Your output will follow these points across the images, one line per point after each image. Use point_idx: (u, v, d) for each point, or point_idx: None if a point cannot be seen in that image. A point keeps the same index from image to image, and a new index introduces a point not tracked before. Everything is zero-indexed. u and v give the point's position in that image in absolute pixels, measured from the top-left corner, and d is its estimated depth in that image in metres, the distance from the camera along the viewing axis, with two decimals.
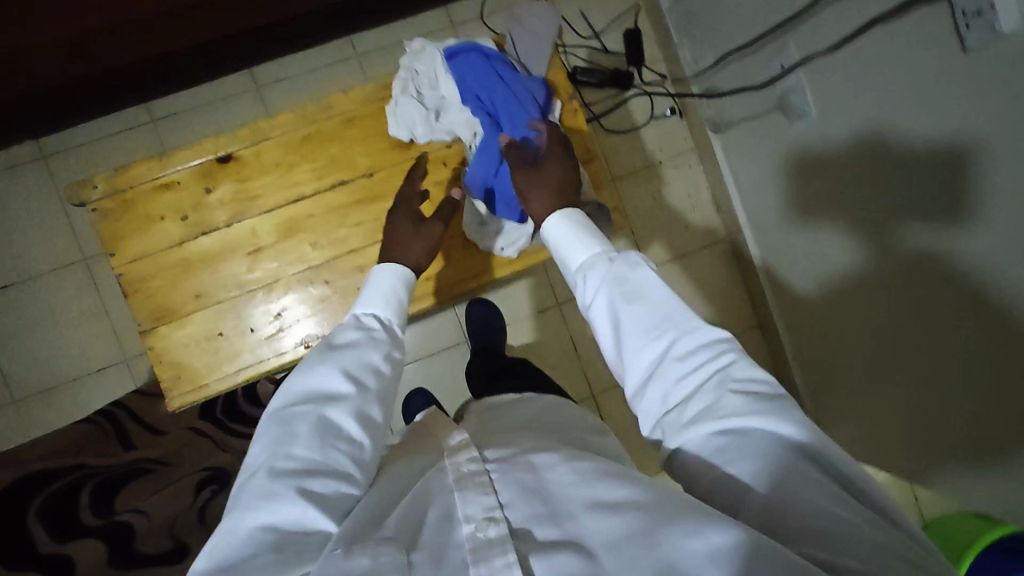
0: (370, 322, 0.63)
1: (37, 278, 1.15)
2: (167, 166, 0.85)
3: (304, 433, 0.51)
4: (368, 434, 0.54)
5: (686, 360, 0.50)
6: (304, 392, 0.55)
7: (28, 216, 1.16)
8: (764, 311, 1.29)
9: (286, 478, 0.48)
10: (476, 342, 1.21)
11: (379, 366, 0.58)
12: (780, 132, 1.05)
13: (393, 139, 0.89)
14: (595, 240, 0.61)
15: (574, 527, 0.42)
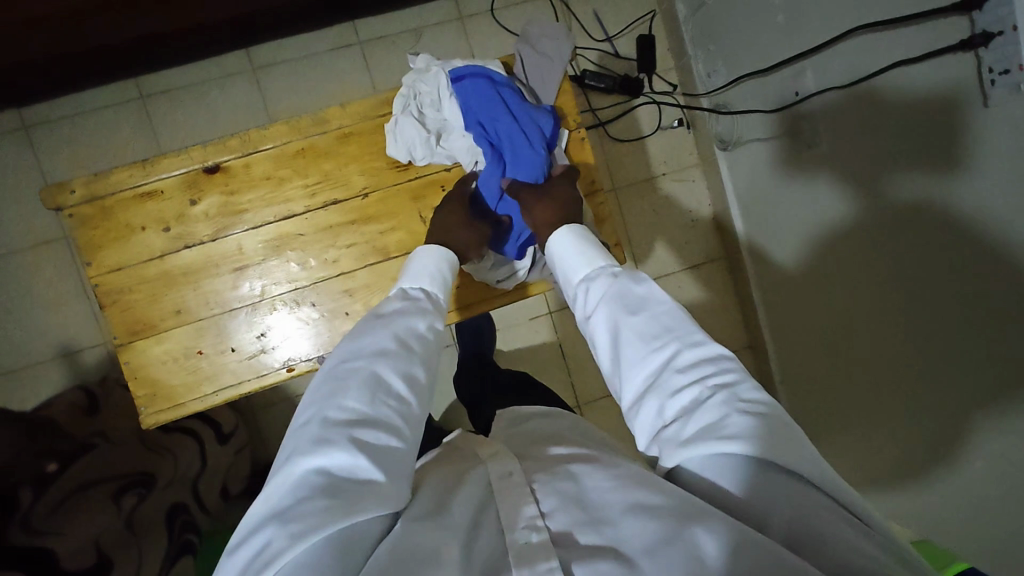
0: (415, 293, 0.62)
1: (15, 254, 1.12)
2: (151, 174, 0.83)
3: (355, 388, 0.49)
4: (415, 395, 0.51)
5: (683, 372, 0.47)
6: (353, 352, 0.53)
7: (8, 189, 1.11)
8: (756, 332, 1.28)
9: (340, 430, 0.46)
10: (465, 348, 1.19)
11: (425, 332, 0.56)
12: (790, 157, 1.03)
13: (391, 159, 0.85)
14: (596, 254, 0.63)
15: (616, 533, 0.41)
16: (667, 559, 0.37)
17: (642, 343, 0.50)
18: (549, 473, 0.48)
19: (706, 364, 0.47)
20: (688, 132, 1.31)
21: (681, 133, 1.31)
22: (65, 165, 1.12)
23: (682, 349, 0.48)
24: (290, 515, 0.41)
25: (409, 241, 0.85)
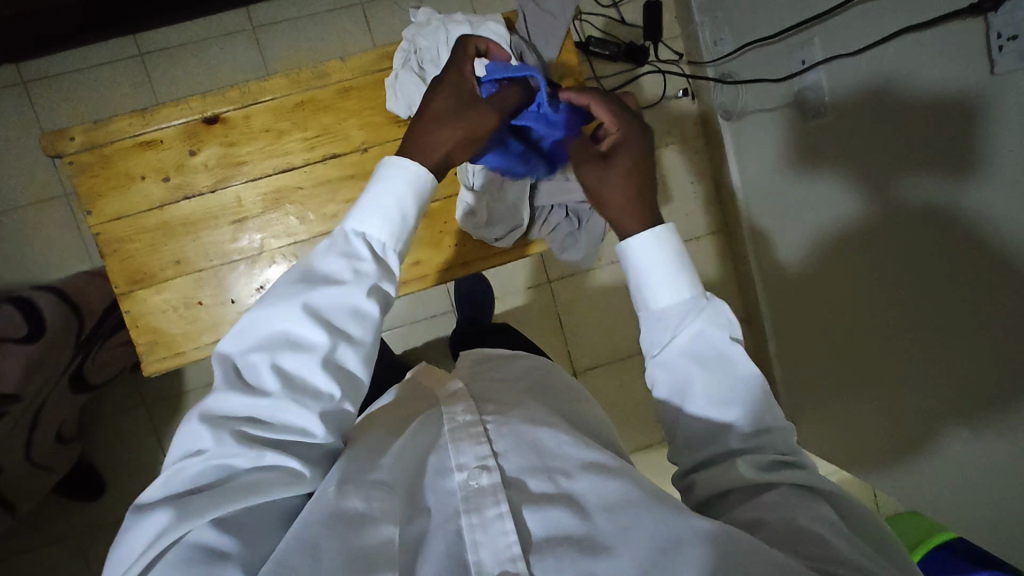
0: (356, 248, 0.52)
1: (15, 210, 1.12)
2: (150, 123, 0.83)
3: (264, 383, 0.46)
4: (339, 385, 0.48)
5: (756, 440, 0.48)
6: (270, 332, 0.48)
7: (7, 145, 1.11)
8: (754, 305, 1.29)
9: (238, 428, 0.45)
10: (463, 312, 1.20)
11: (359, 308, 0.50)
12: (792, 127, 1.03)
13: (390, 113, 0.85)
14: (684, 273, 0.53)
15: (568, 485, 0.47)
16: (622, 518, 0.43)
17: (722, 402, 0.49)
18: (508, 419, 0.53)
19: (783, 438, 0.48)
20: (692, 102, 1.30)
21: (685, 103, 1.29)
22: (64, 121, 1.12)
23: (772, 427, 0.48)
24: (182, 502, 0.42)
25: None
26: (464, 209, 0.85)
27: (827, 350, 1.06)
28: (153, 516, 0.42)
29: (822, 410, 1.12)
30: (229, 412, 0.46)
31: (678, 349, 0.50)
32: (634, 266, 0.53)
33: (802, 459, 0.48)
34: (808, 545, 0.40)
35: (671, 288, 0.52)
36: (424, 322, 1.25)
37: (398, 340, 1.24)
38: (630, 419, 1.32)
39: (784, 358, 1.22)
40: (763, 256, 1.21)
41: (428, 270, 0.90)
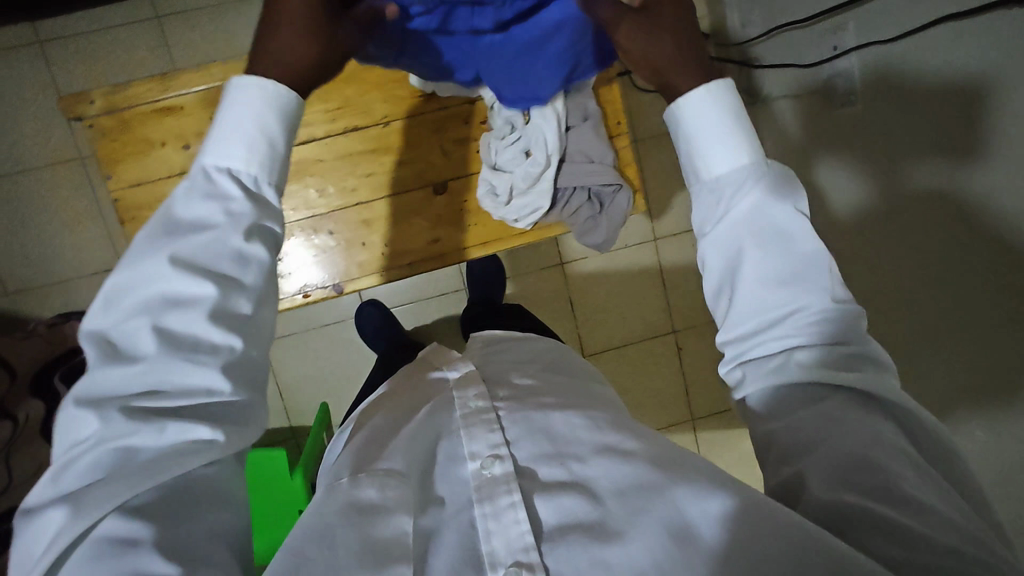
0: (224, 179, 0.46)
1: (32, 173, 1.12)
2: (170, 89, 0.82)
3: (147, 345, 0.42)
4: (234, 331, 0.44)
5: (810, 326, 0.46)
6: (143, 294, 0.43)
7: (23, 106, 1.10)
8: None
9: (125, 403, 0.41)
10: (475, 291, 1.20)
11: (244, 252, 0.45)
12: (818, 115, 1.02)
13: (412, 87, 0.86)
14: (741, 140, 0.49)
15: (582, 470, 0.49)
16: (632, 503, 0.45)
17: (775, 283, 0.47)
18: (519, 408, 0.56)
19: (846, 325, 0.46)
20: None
21: None
22: (80, 83, 1.11)
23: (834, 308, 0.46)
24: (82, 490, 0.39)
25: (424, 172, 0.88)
26: (486, 188, 0.85)
27: None
28: (48, 516, 0.38)
29: None
30: (103, 389, 0.41)
31: (731, 223, 0.48)
32: (685, 132, 0.50)
33: (863, 350, 0.46)
34: (857, 473, 0.39)
35: (727, 156, 0.49)
36: (436, 299, 1.25)
37: (409, 316, 1.24)
38: (639, 402, 1.33)
39: None
40: None
41: (448, 249, 0.89)
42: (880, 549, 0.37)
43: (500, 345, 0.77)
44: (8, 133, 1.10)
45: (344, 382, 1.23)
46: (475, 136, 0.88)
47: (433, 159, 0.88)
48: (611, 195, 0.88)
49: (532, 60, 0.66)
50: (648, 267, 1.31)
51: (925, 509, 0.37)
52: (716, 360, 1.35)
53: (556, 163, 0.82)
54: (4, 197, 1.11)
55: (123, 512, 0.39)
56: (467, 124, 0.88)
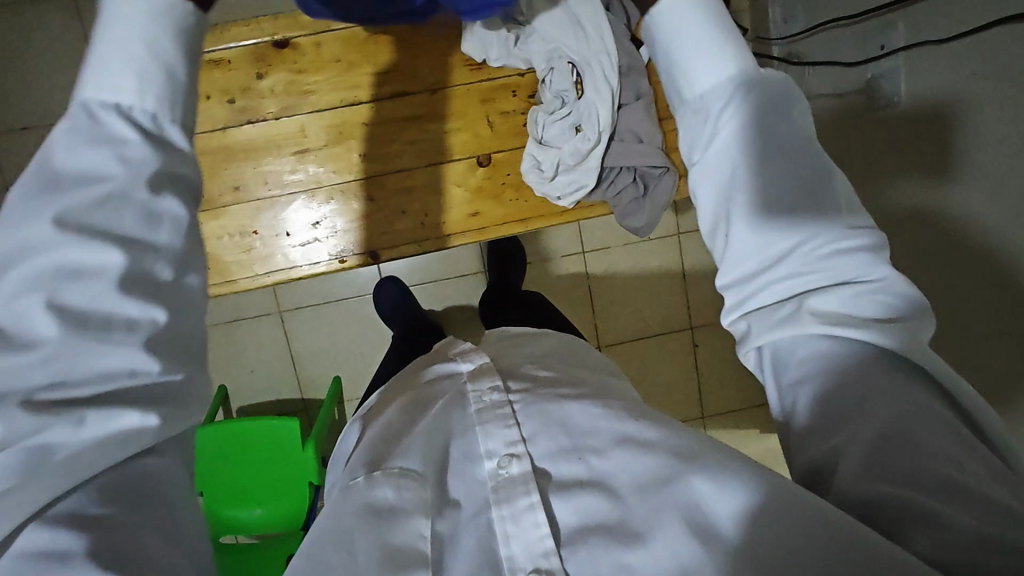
0: (112, 119, 0.40)
1: (57, 127, 1.10)
2: (220, 41, 0.83)
3: (32, 325, 0.36)
4: (153, 299, 0.39)
5: (819, 263, 0.42)
6: (38, 272, 0.36)
7: (52, 59, 1.09)
8: None
9: (27, 396, 0.35)
10: (495, 275, 1.19)
11: (156, 207, 0.39)
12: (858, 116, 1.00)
13: (464, 57, 0.87)
14: (726, 61, 0.47)
15: (602, 464, 0.47)
16: (654, 500, 0.43)
17: (771, 207, 0.44)
18: (535, 401, 0.55)
19: (861, 254, 0.42)
20: None
21: None
22: None
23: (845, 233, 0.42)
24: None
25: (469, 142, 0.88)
26: (531, 163, 0.86)
27: None
28: None
29: None
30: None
31: (718, 145, 0.46)
32: (670, 57, 0.48)
33: (881, 289, 0.41)
34: (892, 454, 0.36)
35: (712, 68, 0.47)
36: (454, 280, 1.24)
37: (425, 296, 1.24)
38: (650, 397, 1.32)
39: None
40: None
41: (486, 223, 0.89)
42: (925, 546, 0.33)
43: (515, 340, 0.77)
44: (33, 85, 1.09)
45: (358, 359, 1.23)
46: (521, 109, 0.88)
47: (478, 130, 0.88)
48: (658, 179, 0.88)
49: None
50: (669, 262, 1.30)
51: (981, 497, 0.33)
52: (730, 358, 1.35)
53: (605, 139, 0.85)
54: (28, 151, 1.10)
55: (53, 512, 0.34)
56: (515, 96, 0.88)
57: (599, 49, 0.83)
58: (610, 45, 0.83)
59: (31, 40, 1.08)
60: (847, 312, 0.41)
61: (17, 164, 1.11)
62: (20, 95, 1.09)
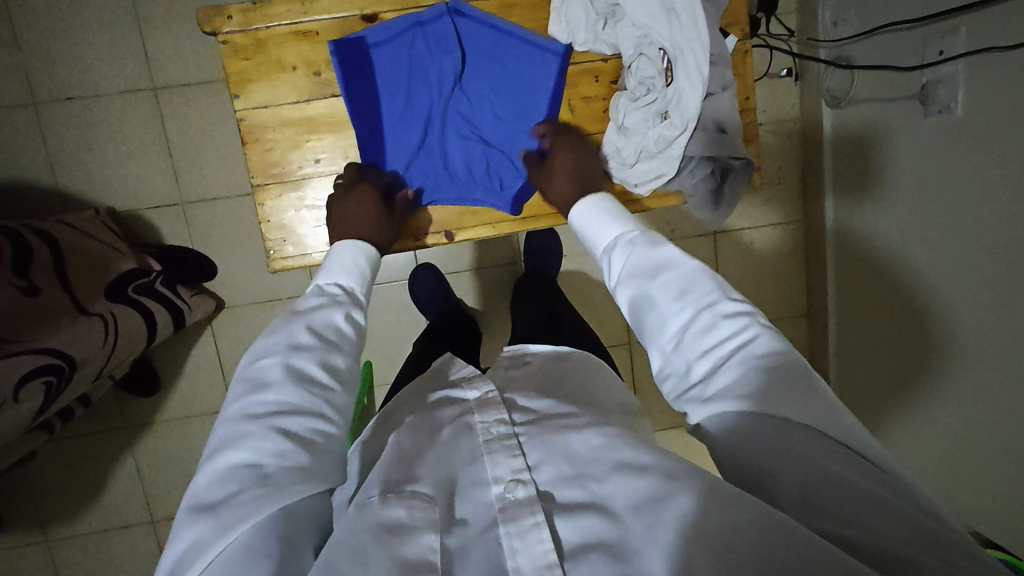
0: (325, 317, 0.59)
1: (103, 98, 1.10)
2: (308, 14, 0.90)
3: (262, 442, 0.48)
4: (326, 411, 0.52)
5: (716, 333, 0.50)
6: (256, 396, 0.52)
7: (101, 29, 1.08)
8: (819, 300, 1.31)
9: (241, 466, 0.48)
10: (531, 266, 1.19)
11: (330, 359, 0.56)
12: (910, 121, 1.00)
13: (552, 38, 0.94)
14: (619, 223, 0.67)
15: (600, 489, 0.45)
16: (650, 517, 0.41)
17: (674, 310, 0.52)
18: (542, 426, 0.51)
19: (748, 333, 0.49)
20: (794, 83, 1.26)
21: (787, 84, 1.25)
22: (161, 13, 1.09)
23: (718, 302, 0.51)
24: (215, 547, 0.44)
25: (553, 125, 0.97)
26: (612, 150, 0.94)
27: (911, 350, 1.06)
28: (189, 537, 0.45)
29: (903, 408, 1.12)
30: (213, 486, 0.47)
31: (625, 284, 0.57)
32: (588, 236, 0.70)
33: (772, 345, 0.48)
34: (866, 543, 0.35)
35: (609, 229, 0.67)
36: (489, 269, 1.24)
37: (459, 284, 1.23)
38: None
39: (847, 349, 1.26)
40: (844, 248, 1.21)
41: None
42: None
43: (529, 373, 0.63)
44: (81, 54, 1.08)
45: (390, 345, 1.23)
46: (602, 93, 0.97)
47: (560, 114, 0.96)
48: (734, 171, 0.93)
49: (475, 78, 0.95)
50: (702, 261, 1.31)
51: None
52: None
53: (692, 128, 0.88)
54: (71, 120, 1.10)
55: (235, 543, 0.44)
56: (598, 82, 0.97)
57: (691, 36, 0.86)
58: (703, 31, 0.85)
59: (80, 9, 1.07)
60: (748, 376, 0.47)
61: (59, 134, 1.10)
62: (68, 65, 1.08)
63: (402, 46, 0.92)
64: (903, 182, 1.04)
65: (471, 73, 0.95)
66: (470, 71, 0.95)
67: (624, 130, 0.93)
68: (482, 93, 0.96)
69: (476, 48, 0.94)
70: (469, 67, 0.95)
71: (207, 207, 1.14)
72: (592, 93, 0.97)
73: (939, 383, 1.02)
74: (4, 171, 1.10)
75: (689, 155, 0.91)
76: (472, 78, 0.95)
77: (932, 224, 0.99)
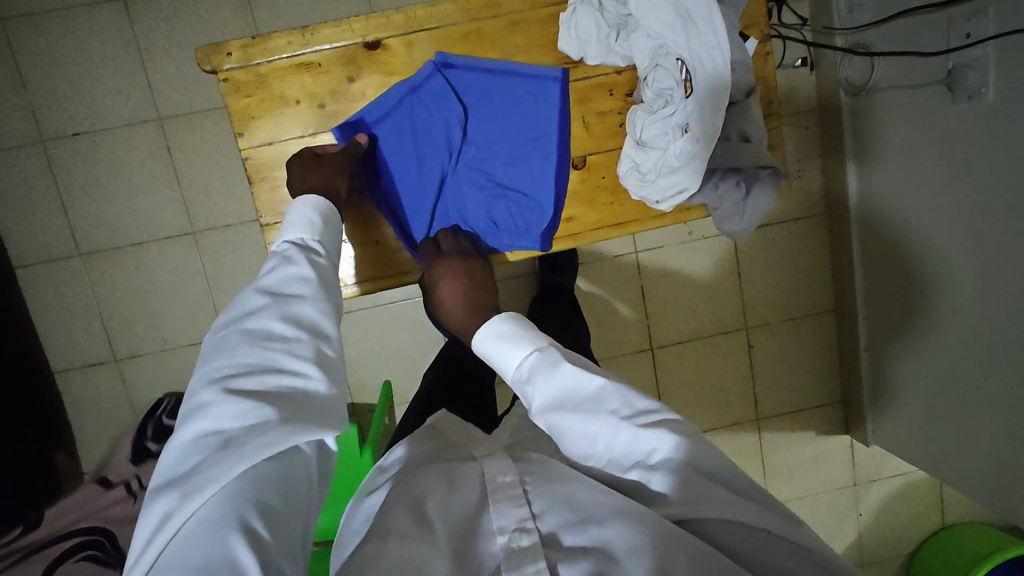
0: (281, 275, 0.55)
1: (110, 131, 1.09)
2: (309, 44, 0.89)
3: (221, 405, 0.45)
4: (301, 362, 0.49)
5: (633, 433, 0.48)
6: (220, 360, 0.49)
7: (103, 63, 1.08)
8: (847, 296, 1.27)
9: (205, 432, 0.45)
10: (546, 278, 1.16)
11: (299, 315, 0.52)
12: (936, 108, 0.96)
13: (561, 53, 0.93)
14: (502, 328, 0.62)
15: (602, 534, 0.43)
16: (646, 563, 0.41)
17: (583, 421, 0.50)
18: (547, 472, 0.50)
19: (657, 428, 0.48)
20: (810, 73, 1.22)
21: (803, 75, 1.22)
22: (162, 42, 1.08)
23: (625, 422, 0.49)
24: (181, 516, 0.40)
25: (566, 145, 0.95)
26: (630, 166, 0.91)
27: (951, 349, 1.02)
28: (158, 507, 0.42)
29: (941, 408, 1.08)
30: (178, 460, 0.44)
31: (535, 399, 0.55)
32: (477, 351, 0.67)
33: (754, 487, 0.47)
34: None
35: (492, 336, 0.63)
36: (503, 282, 1.21)
37: None
38: (704, 399, 1.31)
39: (877, 345, 1.22)
40: (872, 242, 1.17)
41: (580, 226, 0.97)
42: None
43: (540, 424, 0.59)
44: (86, 89, 1.08)
45: (409, 362, 1.21)
46: (617, 107, 0.95)
47: (576, 132, 0.95)
48: (761, 180, 0.91)
49: (480, 127, 0.94)
50: (723, 260, 1.28)
51: None
52: (787, 358, 1.32)
53: (714, 141, 0.86)
54: (80, 156, 1.10)
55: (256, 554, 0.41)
56: (612, 95, 0.95)
57: (710, 43, 0.84)
58: (722, 40, 0.83)
59: (82, 44, 1.07)
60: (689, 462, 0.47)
61: (69, 170, 1.10)
62: (72, 101, 1.08)
63: (402, 117, 0.92)
64: (931, 172, 1.00)
65: (475, 123, 0.94)
66: (475, 122, 0.94)
67: (642, 145, 0.90)
68: (490, 140, 0.94)
69: (478, 100, 0.93)
70: (474, 116, 0.94)
71: (218, 235, 1.13)
72: (606, 108, 0.95)
73: (982, 383, 0.97)
74: (16, 209, 1.10)
75: (712, 168, 0.90)
76: (478, 128, 0.94)
77: (964, 216, 0.95)
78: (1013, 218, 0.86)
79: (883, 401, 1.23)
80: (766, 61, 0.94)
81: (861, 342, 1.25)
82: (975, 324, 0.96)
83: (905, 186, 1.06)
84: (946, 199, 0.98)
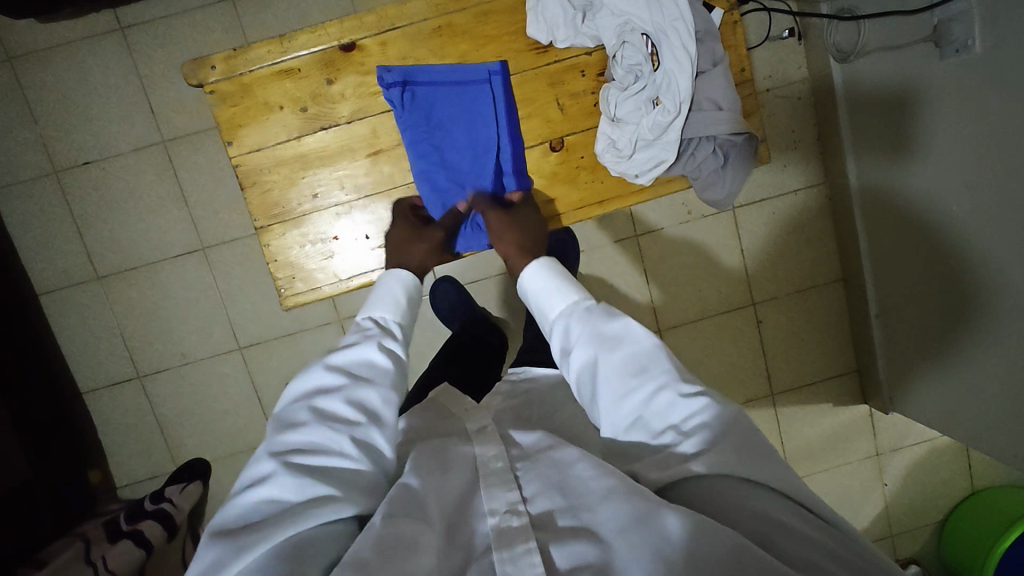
0: (354, 360, 0.62)
1: (117, 157, 1.14)
2: (288, 52, 0.93)
3: (284, 474, 0.49)
4: (363, 446, 0.54)
5: (670, 391, 0.51)
6: (290, 432, 0.54)
7: (106, 92, 1.12)
8: (854, 264, 1.26)
9: (267, 493, 0.49)
10: None
11: (364, 400, 0.58)
12: (925, 66, 0.95)
13: (530, 39, 0.94)
14: (567, 286, 0.69)
15: (591, 518, 0.45)
16: (634, 540, 0.41)
17: (627, 370, 0.54)
18: (540, 461, 0.53)
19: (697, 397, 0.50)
20: (798, 43, 1.22)
21: (791, 45, 1.22)
22: (161, 66, 1.12)
23: (672, 380, 0.52)
24: (230, 569, 0.43)
25: (543, 128, 0.97)
26: (606, 143, 0.93)
27: (961, 308, 1.00)
28: (203, 556, 0.45)
29: (955, 371, 1.06)
30: (236, 516, 0.48)
31: (581, 341, 0.59)
32: (524, 296, 0.73)
33: (751, 447, 0.47)
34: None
35: (555, 296, 0.68)
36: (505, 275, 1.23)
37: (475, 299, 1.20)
38: (715, 377, 1.31)
39: (888, 312, 1.20)
40: (874, 207, 1.16)
41: (562, 208, 0.98)
42: None
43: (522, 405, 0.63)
44: (93, 118, 1.13)
45: (419, 361, 1.23)
46: (589, 87, 0.96)
47: (551, 115, 0.96)
48: (736, 146, 0.94)
49: (447, 112, 0.95)
50: (724, 238, 1.27)
51: None
52: (798, 331, 1.31)
53: (685, 111, 0.89)
54: (91, 184, 1.14)
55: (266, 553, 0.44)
56: (584, 76, 0.96)
57: (673, 16, 0.88)
58: (684, 11, 0.88)
59: (86, 75, 1.12)
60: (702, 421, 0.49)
61: (82, 198, 1.15)
62: (81, 131, 1.13)
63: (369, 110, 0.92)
64: (927, 130, 0.98)
65: (442, 107, 0.95)
66: (440, 107, 0.95)
67: (617, 121, 0.92)
68: (460, 123, 0.95)
69: (438, 87, 0.94)
70: (438, 102, 0.95)
71: (226, 250, 1.17)
72: (579, 89, 0.96)
73: (996, 342, 0.95)
74: (36, 239, 1.15)
75: (689, 137, 0.91)
76: (445, 112, 0.95)
77: (963, 172, 0.93)
78: (1010, 168, 0.84)
79: (899, 368, 1.22)
80: (733, 31, 0.95)
81: (872, 311, 1.24)
82: (981, 281, 0.94)
83: (903, 148, 1.04)
84: (942, 156, 0.96)
